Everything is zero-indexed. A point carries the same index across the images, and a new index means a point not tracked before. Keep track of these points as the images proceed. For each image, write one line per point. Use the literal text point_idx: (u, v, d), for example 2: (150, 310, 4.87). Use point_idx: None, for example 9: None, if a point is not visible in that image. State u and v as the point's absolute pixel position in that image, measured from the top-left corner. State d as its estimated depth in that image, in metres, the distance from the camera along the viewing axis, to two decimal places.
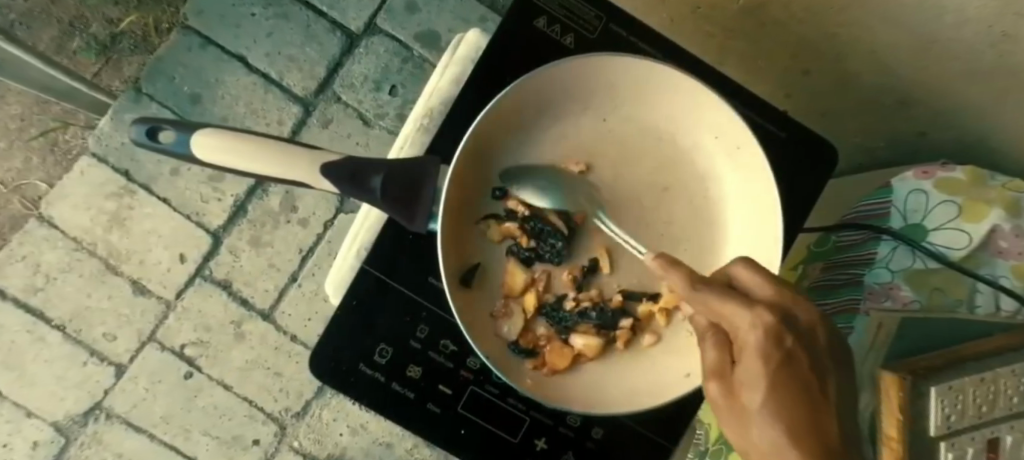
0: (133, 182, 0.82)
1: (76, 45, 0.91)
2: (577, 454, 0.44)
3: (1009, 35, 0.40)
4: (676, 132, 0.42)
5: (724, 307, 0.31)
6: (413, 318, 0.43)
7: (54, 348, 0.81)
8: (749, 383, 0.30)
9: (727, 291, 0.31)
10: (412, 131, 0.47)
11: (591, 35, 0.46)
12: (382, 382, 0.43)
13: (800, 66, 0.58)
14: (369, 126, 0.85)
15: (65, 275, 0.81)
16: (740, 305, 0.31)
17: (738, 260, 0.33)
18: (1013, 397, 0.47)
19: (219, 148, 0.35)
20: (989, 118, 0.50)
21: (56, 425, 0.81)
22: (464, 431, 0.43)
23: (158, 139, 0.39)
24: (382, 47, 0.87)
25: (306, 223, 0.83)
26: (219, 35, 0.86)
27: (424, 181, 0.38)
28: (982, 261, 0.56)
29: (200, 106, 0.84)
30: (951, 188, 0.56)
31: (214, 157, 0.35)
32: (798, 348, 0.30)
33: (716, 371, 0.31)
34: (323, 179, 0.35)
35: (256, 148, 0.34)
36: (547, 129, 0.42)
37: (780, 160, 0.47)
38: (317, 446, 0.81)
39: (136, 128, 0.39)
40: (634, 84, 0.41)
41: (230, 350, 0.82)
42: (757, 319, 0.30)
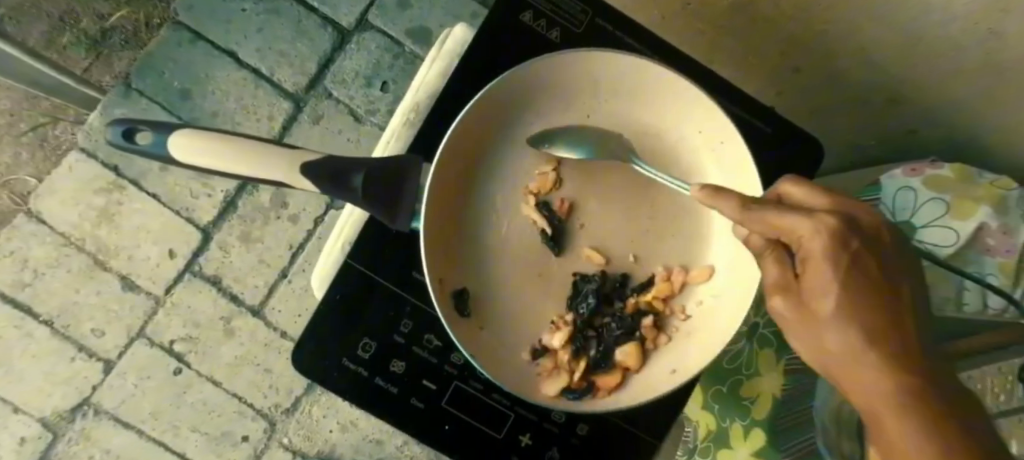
0: (123, 177, 0.82)
1: (66, 40, 0.90)
2: (561, 451, 0.44)
3: (994, 31, 0.40)
4: (659, 127, 0.42)
5: (779, 218, 0.27)
6: (396, 312, 0.43)
7: (42, 344, 0.81)
8: (823, 287, 0.26)
9: (783, 206, 0.28)
10: (396, 126, 0.46)
11: (577, 30, 0.46)
12: (365, 377, 0.43)
13: (789, 63, 0.58)
14: (360, 122, 0.85)
15: (54, 270, 0.81)
16: (798, 212, 0.27)
17: (783, 181, 0.30)
18: (999, 394, 0.46)
19: (200, 150, 0.34)
20: (975, 115, 0.50)
21: (44, 421, 0.80)
22: (447, 427, 0.43)
23: (134, 141, 0.37)
24: (374, 43, 0.87)
25: (296, 219, 0.83)
26: (209, 31, 0.86)
27: (405, 179, 0.38)
28: (969, 260, 0.55)
29: (190, 102, 0.84)
30: (938, 185, 0.56)
31: (196, 159, 0.34)
32: (870, 252, 0.27)
33: (780, 287, 0.28)
34: (304, 179, 0.34)
35: (237, 150, 0.34)
36: (531, 125, 0.42)
37: (767, 156, 0.47)
38: (307, 443, 0.81)
39: (112, 130, 0.38)
40: (617, 78, 0.40)
41: (219, 346, 0.81)
42: (817, 223, 0.27)
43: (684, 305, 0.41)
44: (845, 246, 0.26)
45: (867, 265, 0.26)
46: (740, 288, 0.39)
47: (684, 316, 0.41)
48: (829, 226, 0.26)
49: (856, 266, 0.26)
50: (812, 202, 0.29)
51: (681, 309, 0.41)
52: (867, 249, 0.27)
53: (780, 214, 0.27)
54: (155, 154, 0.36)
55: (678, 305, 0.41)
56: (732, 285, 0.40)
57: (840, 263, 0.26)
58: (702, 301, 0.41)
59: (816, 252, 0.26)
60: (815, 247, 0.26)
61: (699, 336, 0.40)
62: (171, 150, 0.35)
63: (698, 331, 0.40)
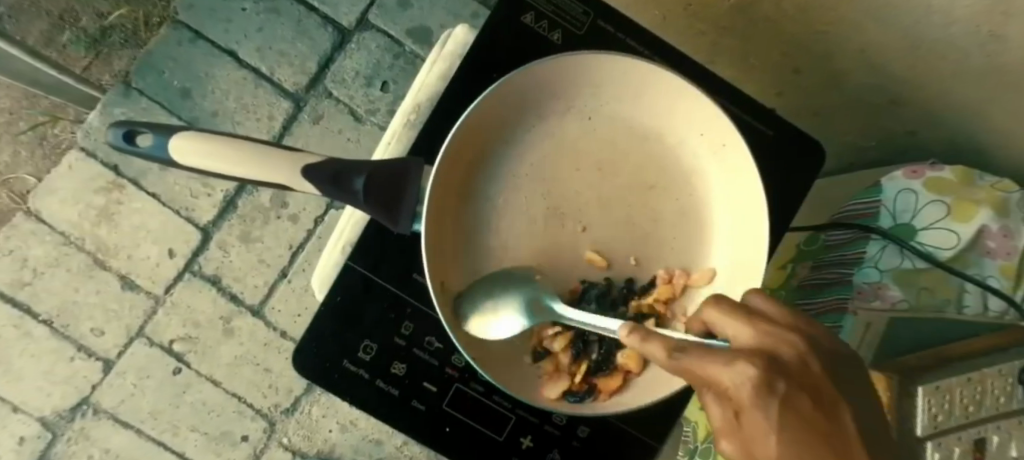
0: (122, 177, 0.82)
1: (65, 39, 0.90)
2: (562, 453, 0.44)
3: (995, 34, 0.40)
4: (662, 130, 0.42)
5: (707, 376, 0.25)
6: (398, 315, 0.43)
7: (41, 343, 0.81)
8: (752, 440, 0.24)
9: (709, 354, 0.26)
10: (398, 127, 0.46)
11: (579, 31, 0.46)
12: (366, 379, 0.42)
13: (791, 65, 0.58)
14: (360, 122, 0.85)
15: (53, 269, 0.81)
16: (718, 361, 0.25)
17: (712, 308, 0.28)
18: (1000, 397, 0.47)
19: (202, 153, 0.34)
20: (976, 118, 0.50)
21: (43, 420, 0.80)
22: (449, 429, 0.43)
23: (134, 143, 0.37)
24: (374, 42, 0.87)
25: (296, 219, 0.83)
26: (209, 30, 0.85)
27: (407, 182, 0.38)
28: (970, 261, 0.55)
29: (191, 101, 0.84)
30: (939, 188, 0.56)
31: (198, 162, 0.34)
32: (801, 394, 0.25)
33: (726, 430, 0.26)
34: (306, 182, 0.34)
35: (237, 152, 0.33)
36: (533, 127, 0.42)
37: (769, 158, 0.46)
38: (306, 443, 0.81)
39: (114, 132, 0.38)
40: (620, 81, 0.40)
41: (219, 346, 0.81)
42: (744, 373, 0.24)
43: (686, 308, 0.42)
44: (769, 398, 0.24)
45: (807, 409, 0.24)
46: (741, 291, 0.39)
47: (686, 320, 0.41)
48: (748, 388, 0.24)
49: (788, 414, 0.24)
50: (734, 333, 0.27)
51: (683, 313, 0.42)
52: (811, 397, 0.25)
53: (705, 363, 0.25)
54: (156, 156, 0.36)
55: (680, 309, 0.42)
56: (733, 287, 0.40)
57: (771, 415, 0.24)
58: (703, 304, 0.41)
59: (748, 410, 0.24)
60: (745, 403, 0.24)
61: None
62: (171, 153, 0.35)
63: None
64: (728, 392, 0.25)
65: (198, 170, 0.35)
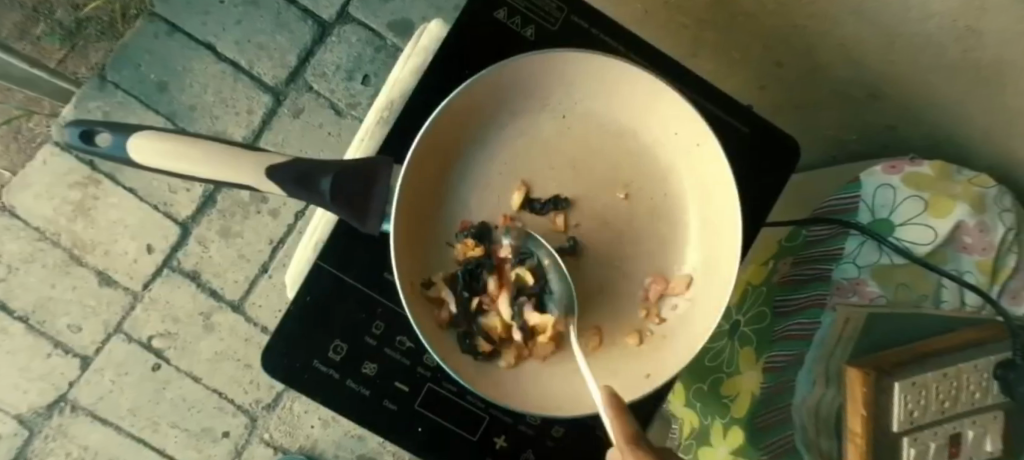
0: (98, 171, 0.80)
1: (39, 30, 0.88)
2: (536, 453, 0.43)
3: (972, 30, 0.39)
4: (637, 129, 0.41)
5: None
6: (369, 314, 0.42)
7: (16, 340, 0.80)
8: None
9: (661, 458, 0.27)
10: (371, 125, 0.46)
11: (552, 27, 0.45)
12: (336, 379, 0.42)
13: (772, 60, 0.57)
14: (341, 116, 0.84)
15: (28, 265, 0.80)
16: None
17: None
18: (976, 392, 0.51)
19: (161, 151, 0.33)
20: (953, 113, 0.49)
21: (19, 418, 0.79)
22: (421, 428, 0.43)
23: (92, 142, 0.36)
24: (354, 36, 0.86)
25: (277, 213, 0.82)
26: (186, 22, 0.84)
27: (375, 182, 0.37)
28: (947, 257, 0.57)
29: (168, 95, 0.83)
30: (918, 184, 0.55)
31: (157, 161, 0.33)
32: None
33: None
34: (271, 184, 0.33)
35: (199, 151, 0.33)
36: (506, 127, 0.41)
37: (743, 156, 0.46)
38: (287, 438, 0.81)
39: (71, 130, 0.36)
40: (593, 79, 0.40)
41: (198, 341, 0.81)
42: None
43: (659, 308, 0.41)
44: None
45: None
46: (715, 290, 0.39)
47: (659, 320, 0.41)
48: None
49: None
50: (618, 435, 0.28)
51: (657, 312, 0.41)
52: None
53: None
54: (115, 155, 0.35)
55: (654, 308, 0.41)
56: (709, 286, 0.40)
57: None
58: (677, 304, 0.41)
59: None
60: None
61: (675, 342, 0.40)
62: (131, 153, 0.34)
63: (673, 336, 0.40)
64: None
65: (159, 171, 0.34)
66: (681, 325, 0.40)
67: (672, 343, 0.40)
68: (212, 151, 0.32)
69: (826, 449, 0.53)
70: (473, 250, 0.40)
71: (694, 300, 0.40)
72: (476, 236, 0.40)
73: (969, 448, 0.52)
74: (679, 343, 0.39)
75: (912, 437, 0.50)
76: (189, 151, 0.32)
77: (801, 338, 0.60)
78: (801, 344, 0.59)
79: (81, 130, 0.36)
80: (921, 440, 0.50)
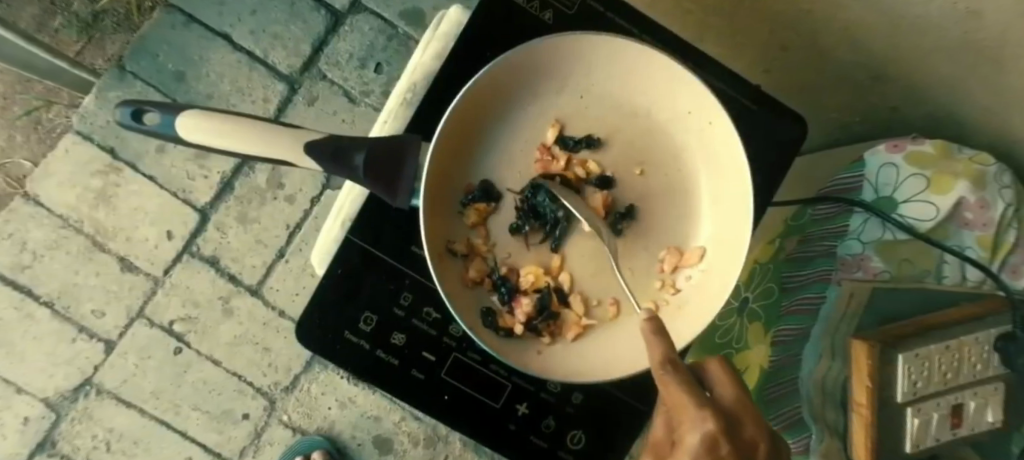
0: (118, 159, 0.82)
1: (58, 23, 0.90)
2: (557, 419, 0.45)
3: (973, 11, 0.40)
4: (651, 108, 0.43)
5: (682, 398, 0.28)
6: (397, 285, 0.44)
7: (42, 325, 0.82)
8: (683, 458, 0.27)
9: (690, 383, 0.28)
10: (395, 106, 0.47)
11: (570, 11, 0.47)
12: (366, 349, 0.44)
13: (777, 43, 0.59)
14: (354, 103, 0.86)
15: (52, 252, 0.82)
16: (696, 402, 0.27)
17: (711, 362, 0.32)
18: (977, 364, 0.54)
19: (206, 128, 0.35)
20: (952, 91, 0.51)
21: (47, 401, 0.82)
22: (447, 396, 0.45)
23: (142, 122, 0.38)
24: (367, 25, 0.88)
25: (293, 200, 0.84)
26: (202, 12, 0.86)
27: (404, 158, 0.39)
28: (950, 233, 0.59)
29: (185, 84, 0.84)
30: (919, 162, 0.57)
31: (201, 138, 0.35)
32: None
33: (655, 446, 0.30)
34: (307, 157, 0.35)
35: (239, 128, 0.34)
36: (527, 107, 0.43)
37: (754, 134, 0.48)
38: (306, 420, 0.83)
39: (121, 110, 0.39)
40: (609, 61, 0.41)
41: (218, 325, 0.83)
42: (703, 419, 0.27)
43: (674, 278, 0.43)
44: (715, 450, 0.26)
45: None
46: (727, 261, 0.41)
47: (674, 290, 0.43)
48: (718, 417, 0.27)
49: None
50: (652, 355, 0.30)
51: (671, 282, 0.43)
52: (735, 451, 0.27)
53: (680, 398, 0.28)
54: (162, 133, 0.37)
55: (669, 278, 0.43)
56: (720, 258, 0.41)
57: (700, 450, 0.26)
58: (691, 275, 0.43)
59: (687, 433, 0.27)
60: (687, 426, 0.27)
61: (688, 310, 0.41)
62: (177, 130, 0.36)
63: (687, 305, 0.42)
64: (739, 422, 0.28)
65: (205, 147, 0.36)
66: (694, 295, 0.42)
67: (685, 314, 0.41)
68: (252, 128, 0.34)
69: (832, 422, 0.56)
70: (483, 213, 0.42)
71: (708, 272, 0.42)
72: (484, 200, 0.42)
73: (970, 418, 0.54)
74: (692, 311, 0.41)
75: (915, 408, 0.53)
76: (231, 128, 0.34)
77: (806, 313, 0.61)
78: (807, 318, 0.61)
79: (132, 111, 0.38)
80: (924, 410, 0.53)
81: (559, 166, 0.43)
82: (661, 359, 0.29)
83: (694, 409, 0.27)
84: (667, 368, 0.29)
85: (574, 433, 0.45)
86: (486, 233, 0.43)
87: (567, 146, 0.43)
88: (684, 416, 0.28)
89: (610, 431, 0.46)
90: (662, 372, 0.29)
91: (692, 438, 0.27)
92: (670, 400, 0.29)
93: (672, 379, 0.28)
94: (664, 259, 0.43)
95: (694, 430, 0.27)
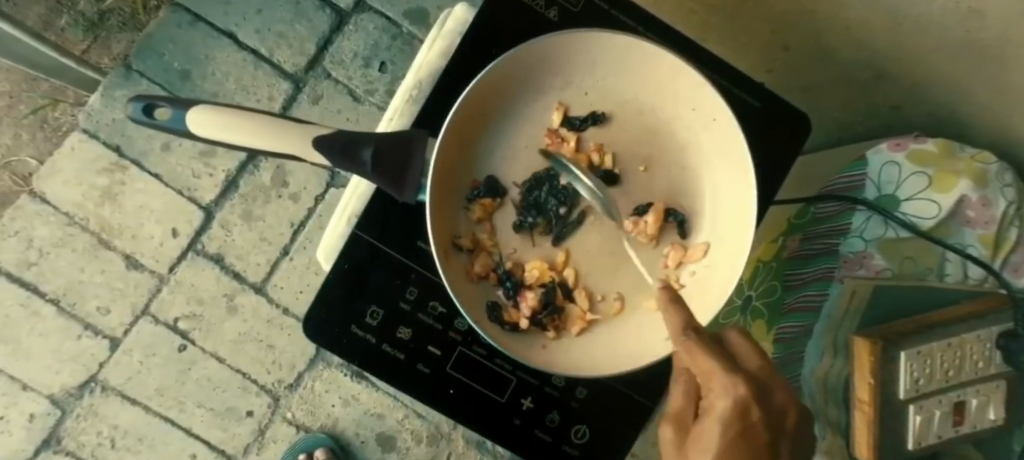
0: (124, 157, 0.83)
1: (64, 23, 0.91)
2: (561, 414, 0.46)
3: (974, 10, 0.40)
4: (656, 105, 0.43)
5: (709, 363, 0.29)
6: (403, 280, 0.44)
7: (48, 323, 0.82)
8: (710, 422, 0.27)
9: (714, 349, 0.30)
10: (401, 103, 0.48)
11: (574, 8, 0.47)
12: (372, 343, 0.44)
13: (779, 43, 0.59)
14: (359, 102, 0.87)
15: (58, 249, 0.82)
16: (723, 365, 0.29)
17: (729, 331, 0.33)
18: (979, 361, 0.54)
19: (215, 123, 0.35)
20: (953, 90, 0.51)
21: (52, 398, 0.82)
22: (452, 390, 0.45)
23: (152, 116, 0.39)
24: (371, 24, 0.88)
25: (297, 198, 0.84)
26: (208, 11, 0.86)
27: (411, 154, 0.39)
28: (951, 231, 0.60)
29: (191, 83, 0.85)
30: (921, 160, 0.58)
31: (211, 133, 0.35)
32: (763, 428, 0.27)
33: (676, 417, 0.30)
34: (318, 154, 0.35)
35: (249, 123, 0.35)
36: (532, 103, 0.43)
37: (757, 130, 0.48)
38: (310, 417, 0.84)
39: (132, 105, 0.39)
40: (613, 58, 0.42)
41: (223, 323, 0.83)
42: (731, 382, 0.28)
43: (678, 274, 0.44)
44: (744, 416, 0.27)
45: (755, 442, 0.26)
46: (730, 257, 0.41)
47: (678, 285, 0.43)
48: (747, 382, 0.28)
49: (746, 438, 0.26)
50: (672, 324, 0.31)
51: (675, 278, 0.44)
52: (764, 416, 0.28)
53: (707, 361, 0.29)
54: (172, 128, 0.37)
55: (673, 274, 0.44)
56: (723, 253, 0.42)
57: (728, 413, 0.27)
58: (695, 271, 0.43)
59: (716, 398, 0.28)
60: (715, 393, 0.28)
61: (692, 305, 0.42)
62: (188, 125, 0.36)
63: (690, 300, 0.42)
64: (769, 387, 0.29)
65: (215, 142, 0.36)
66: (697, 291, 0.42)
67: (689, 309, 0.42)
68: (261, 123, 0.35)
69: (834, 419, 0.58)
70: (489, 207, 0.43)
71: (712, 267, 0.42)
72: (490, 194, 0.42)
73: (971, 415, 0.55)
74: (696, 306, 0.41)
75: (917, 405, 0.53)
76: (240, 123, 0.35)
77: (810, 310, 0.62)
78: (810, 315, 0.62)
79: (143, 105, 0.39)
80: (926, 407, 0.53)
81: (569, 147, 0.43)
82: (682, 327, 0.31)
83: (722, 372, 0.29)
84: (686, 335, 0.31)
85: (579, 427, 0.46)
86: (492, 228, 0.43)
87: (574, 126, 0.43)
88: (712, 382, 0.29)
89: (614, 426, 0.46)
90: (683, 338, 0.31)
91: (719, 404, 0.28)
92: (696, 367, 0.30)
93: (694, 343, 0.30)
94: (668, 254, 0.44)
95: (722, 397, 0.28)
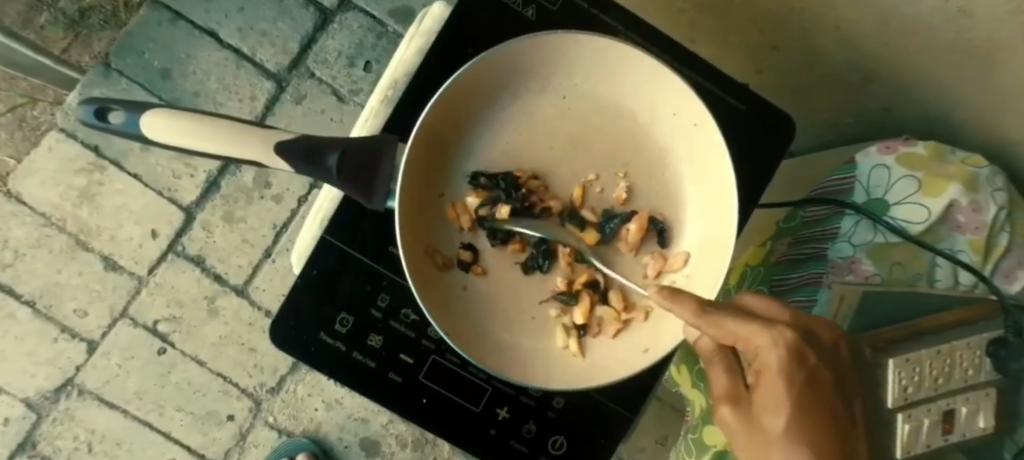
0: (103, 158, 0.81)
1: (44, 20, 0.90)
2: (538, 424, 0.44)
3: (964, 10, 0.39)
4: (635, 110, 0.42)
5: (744, 328, 0.33)
6: (375, 286, 0.43)
7: (23, 325, 0.81)
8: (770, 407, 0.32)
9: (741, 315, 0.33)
10: (376, 103, 0.46)
11: (553, 7, 0.46)
12: (342, 351, 0.43)
13: (768, 43, 0.58)
14: (343, 102, 0.85)
15: (34, 251, 0.81)
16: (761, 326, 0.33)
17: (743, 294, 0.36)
18: (969, 369, 0.52)
19: (173, 127, 0.34)
20: (942, 92, 0.50)
21: (28, 402, 0.81)
22: (425, 400, 0.44)
23: (108, 120, 0.37)
24: (356, 23, 0.87)
25: (280, 199, 0.83)
26: (189, 10, 0.85)
27: (380, 159, 0.38)
28: (941, 236, 0.58)
29: (171, 82, 0.83)
30: (912, 163, 0.56)
31: (169, 139, 0.34)
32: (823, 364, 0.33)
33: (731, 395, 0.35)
34: (278, 158, 0.34)
35: (208, 128, 0.33)
36: (506, 106, 0.42)
37: (740, 134, 0.47)
38: (291, 422, 0.82)
39: (88, 110, 0.38)
40: (590, 61, 0.40)
41: (203, 326, 0.81)
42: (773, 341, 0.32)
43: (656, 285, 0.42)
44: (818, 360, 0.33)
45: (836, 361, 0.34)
46: (713, 264, 0.39)
47: (657, 296, 0.41)
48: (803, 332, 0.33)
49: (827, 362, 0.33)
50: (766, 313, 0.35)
51: (654, 289, 0.42)
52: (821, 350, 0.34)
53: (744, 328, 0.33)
54: (128, 132, 0.36)
55: (652, 285, 0.42)
56: (703, 265, 0.40)
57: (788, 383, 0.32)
58: (675, 281, 0.41)
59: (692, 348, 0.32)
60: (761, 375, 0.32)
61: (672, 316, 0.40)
62: (143, 129, 0.35)
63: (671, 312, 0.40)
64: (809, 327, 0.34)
65: (173, 148, 0.35)
66: None
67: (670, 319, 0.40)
68: (221, 129, 0.33)
69: None
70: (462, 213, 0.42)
71: (692, 277, 0.41)
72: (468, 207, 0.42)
73: (960, 424, 0.53)
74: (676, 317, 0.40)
75: (906, 414, 0.50)
76: (198, 128, 0.33)
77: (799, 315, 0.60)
78: None
79: (99, 109, 0.37)
80: (915, 416, 0.50)
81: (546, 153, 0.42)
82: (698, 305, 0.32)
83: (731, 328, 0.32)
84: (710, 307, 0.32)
85: (556, 438, 0.45)
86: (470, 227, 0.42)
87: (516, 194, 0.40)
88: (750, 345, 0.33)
89: (593, 437, 0.45)
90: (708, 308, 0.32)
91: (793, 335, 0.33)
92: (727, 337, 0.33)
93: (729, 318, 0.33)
94: (647, 263, 0.42)
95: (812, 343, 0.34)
